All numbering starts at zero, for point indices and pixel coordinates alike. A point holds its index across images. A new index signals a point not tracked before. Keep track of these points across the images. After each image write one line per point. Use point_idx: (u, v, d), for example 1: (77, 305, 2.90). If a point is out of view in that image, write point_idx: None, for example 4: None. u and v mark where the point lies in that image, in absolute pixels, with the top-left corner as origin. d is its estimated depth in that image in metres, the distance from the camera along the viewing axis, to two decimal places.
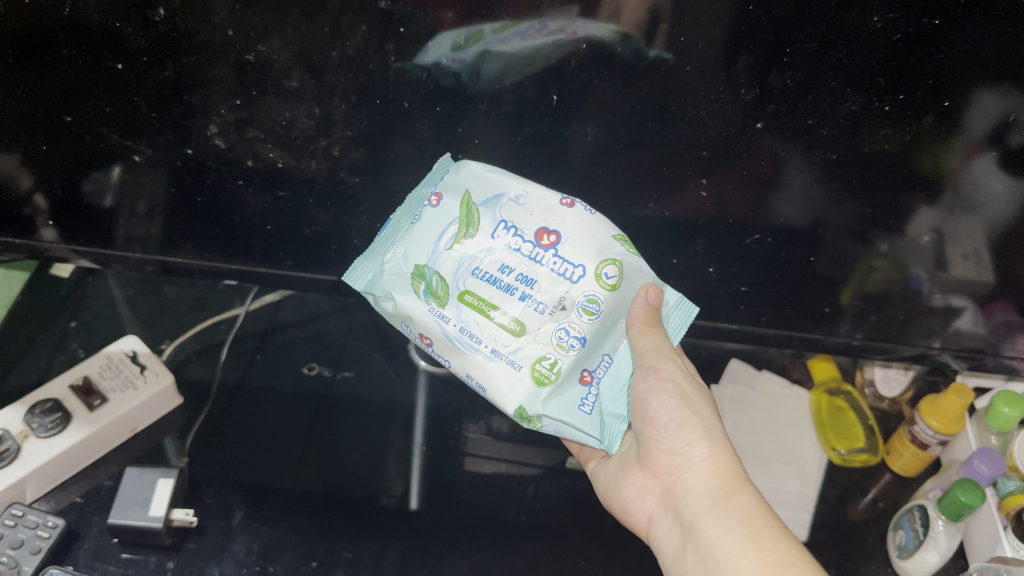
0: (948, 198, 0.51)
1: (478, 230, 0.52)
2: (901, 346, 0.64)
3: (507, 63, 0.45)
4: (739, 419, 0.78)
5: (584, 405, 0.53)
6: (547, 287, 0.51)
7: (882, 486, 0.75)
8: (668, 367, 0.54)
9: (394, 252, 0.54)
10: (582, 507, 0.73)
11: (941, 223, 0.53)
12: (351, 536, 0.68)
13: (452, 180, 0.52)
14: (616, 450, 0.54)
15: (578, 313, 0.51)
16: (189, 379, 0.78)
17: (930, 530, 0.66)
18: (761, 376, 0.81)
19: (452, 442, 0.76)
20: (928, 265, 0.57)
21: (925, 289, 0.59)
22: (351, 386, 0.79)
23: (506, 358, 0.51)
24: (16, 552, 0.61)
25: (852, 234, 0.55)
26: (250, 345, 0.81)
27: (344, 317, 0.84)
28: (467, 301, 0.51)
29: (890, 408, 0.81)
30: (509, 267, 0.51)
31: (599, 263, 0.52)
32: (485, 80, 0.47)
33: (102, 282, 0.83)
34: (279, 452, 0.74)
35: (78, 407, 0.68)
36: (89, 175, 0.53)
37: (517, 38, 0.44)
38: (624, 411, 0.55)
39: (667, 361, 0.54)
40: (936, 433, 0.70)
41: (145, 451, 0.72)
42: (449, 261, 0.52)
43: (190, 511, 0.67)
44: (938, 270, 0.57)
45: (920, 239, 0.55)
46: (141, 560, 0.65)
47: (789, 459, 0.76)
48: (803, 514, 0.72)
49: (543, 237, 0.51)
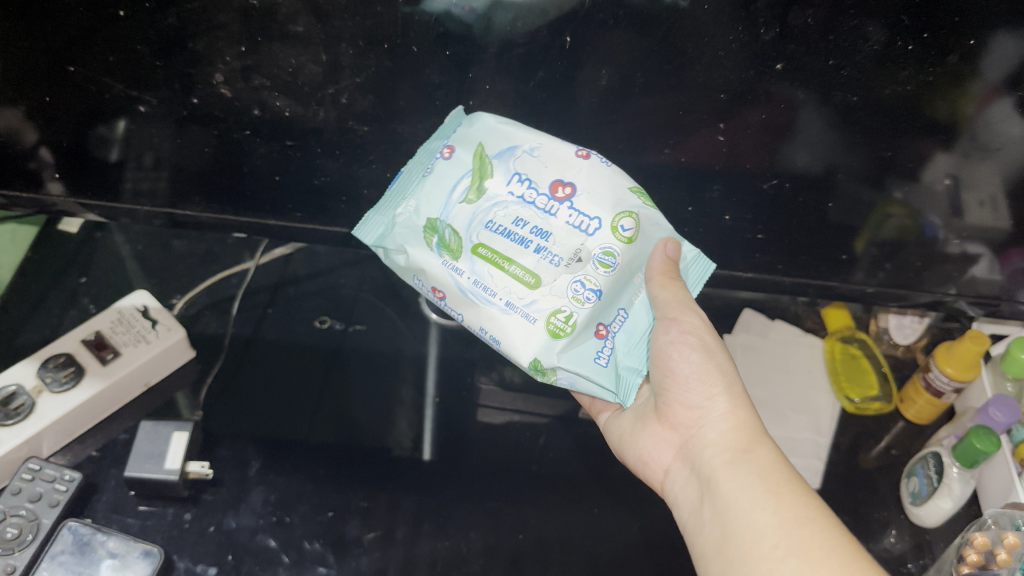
0: (965, 144, 0.50)
1: (491, 181, 0.52)
2: (919, 293, 0.63)
3: (518, 13, 0.45)
4: (752, 367, 0.77)
5: (598, 357, 0.53)
6: (562, 240, 0.52)
7: (895, 433, 0.75)
8: (691, 319, 0.55)
9: (406, 206, 0.54)
10: (596, 457, 0.73)
11: (957, 169, 0.52)
12: (365, 486, 0.69)
13: (464, 133, 0.52)
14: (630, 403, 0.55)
15: (594, 266, 0.52)
16: (200, 333, 0.77)
17: (945, 477, 0.66)
18: (774, 325, 0.81)
19: (464, 394, 0.76)
20: (943, 211, 0.56)
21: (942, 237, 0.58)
22: (362, 340, 0.79)
23: (521, 311, 0.52)
24: (35, 505, 0.62)
25: (868, 180, 0.54)
26: (260, 300, 0.80)
27: (354, 271, 0.84)
28: (481, 255, 0.52)
29: (905, 355, 0.80)
30: (523, 220, 0.52)
31: (614, 215, 0.52)
32: (496, 30, 0.46)
33: (109, 238, 0.82)
34: (292, 404, 0.74)
35: (91, 362, 0.68)
36: (94, 127, 0.52)
37: None
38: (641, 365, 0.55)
39: (689, 314, 0.55)
40: (951, 379, 0.70)
41: (160, 405, 0.72)
42: (462, 215, 0.52)
43: (206, 464, 0.67)
44: (955, 217, 0.56)
45: (937, 185, 0.54)
46: (159, 512, 0.66)
47: (803, 406, 0.76)
48: (816, 462, 0.72)
49: (558, 190, 0.52)
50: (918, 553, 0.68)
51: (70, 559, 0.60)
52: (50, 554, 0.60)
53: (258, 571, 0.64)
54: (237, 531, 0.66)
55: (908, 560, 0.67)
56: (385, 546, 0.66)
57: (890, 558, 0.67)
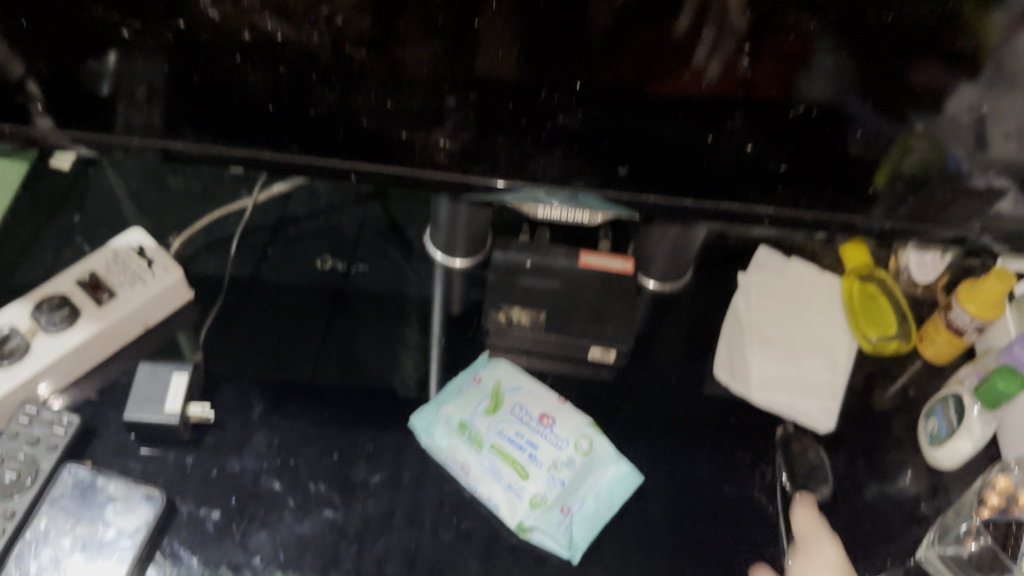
0: (989, 73, 0.47)
1: (501, 407, 0.66)
2: (939, 230, 0.55)
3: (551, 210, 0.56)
4: (767, 307, 0.75)
5: (559, 525, 0.62)
6: (546, 452, 0.64)
7: (913, 373, 0.74)
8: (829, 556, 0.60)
9: (446, 409, 0.66)
10: (604, 399, 0.71)
11: (981, 101, 0.49)
12: (370, 428, 0.68)
13: (485, 370, 0.69)
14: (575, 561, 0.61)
15: (563, 467, 0.64)
16: (199, 273, 0.75)
17: (965, 420, 0.65)
18: (791, 264, 0.79)
19: (471, 334, 0.74)
20: (968, 144, 0.51)
21: (968, 169, 0.52)
22: (365, 280, 0.77)
23: (509, 486, 0.63)
24: (33, 449, 0.61)
25: (887, 111, 0.50)
26: (261, 239, 0.78)
27: (357, 210, 0.81)
28: (495, 452, 0.64)
29: (923, 295, 0.78)
30: (520, 434, 0.65)
31: (576, 438, 0.65)
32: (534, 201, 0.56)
33: (103, 176, 0.80)
34: (296, 345, 0.72)
35: (86, 302, 0.66)
36: (85, 63, 0.50)
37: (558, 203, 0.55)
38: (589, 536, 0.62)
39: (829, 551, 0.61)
40: (974, 319, 0.68)
41: (159, 347, 0.71)
42: (484, 423, 0.65)
43: (208, 407, 0.66)
44: (979, 149, 0.51)
45: (960, 118, 0.50)
46: (161, 455, 0.64)
47: (819, 347, 0.74)
48: (831, 403, 0.71)
49: (543, 419, 0.66)
50: (933, 495, 0.67)
51: (70, 504, 0.59)
52: (49, 499, 0.59)
53: (263, 515, 0.62)
54: (240, 474, 0.64)
55: (923, 502, 0.67)
56: (391, 489, 0.65)
57: (905, 500, 0.67)
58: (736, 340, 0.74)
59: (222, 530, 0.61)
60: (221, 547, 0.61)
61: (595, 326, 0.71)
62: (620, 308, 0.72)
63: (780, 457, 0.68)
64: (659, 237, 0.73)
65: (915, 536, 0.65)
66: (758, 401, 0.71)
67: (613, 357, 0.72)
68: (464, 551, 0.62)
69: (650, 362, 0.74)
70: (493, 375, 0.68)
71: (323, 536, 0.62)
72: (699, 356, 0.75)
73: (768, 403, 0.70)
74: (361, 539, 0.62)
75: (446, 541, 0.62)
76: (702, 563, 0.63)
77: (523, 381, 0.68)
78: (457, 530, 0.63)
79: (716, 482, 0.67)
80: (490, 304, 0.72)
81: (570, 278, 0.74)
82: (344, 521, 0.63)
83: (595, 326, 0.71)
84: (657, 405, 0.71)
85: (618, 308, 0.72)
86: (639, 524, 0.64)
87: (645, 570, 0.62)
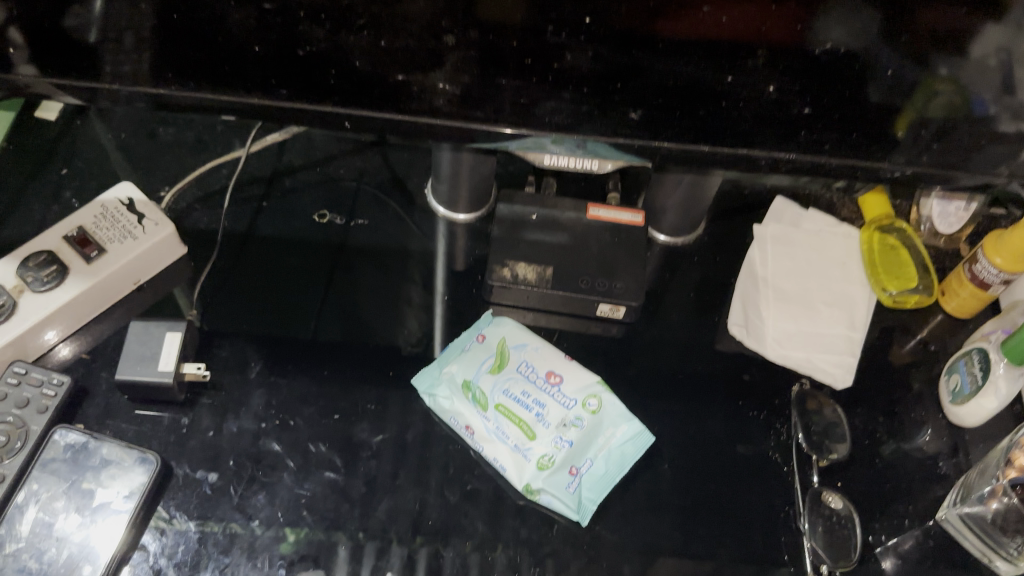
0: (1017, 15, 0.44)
1: (507, 365, 0.64)
2: (963, 176, 0.52)
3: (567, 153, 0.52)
4: (784, 259, 0.72)
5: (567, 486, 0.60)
6: (554, 411, 0.62)
7: (933, 328, 0.72)
8: None
9: (449, 368, 0.64)
10: (614, 356, 0.69)
11: (1010, 41, 0.45)
12: (372, 387, 0.65)
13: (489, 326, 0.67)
14: (586, 523, 0.60)
15: (572, 426, 0.61)
16: (192, 228, 0.72)
17: (990, 375, 0.62)
18: (808, 215, 0.75)
19: (474, 292, 0.71)
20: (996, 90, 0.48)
21: (996, 113, 0.49)
22: (366, 234, 0.74)
23: (517, 447, 0.61)
24: (22, 411, 0.59)
25: (915, 54, 0.46)
26: (256, 191, 0.75)
27: (356, 161, 0.78)
28: (500, 411, 0.62)
29: (946, 246, 0.75)
30: (527, 393, 0.62)
31: (585, 396, 0.63)
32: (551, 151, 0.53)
33: (91, 126, 0.77)
34: (295, 302, 0.70)
35: (74, 259, 0.63)
36: (69, 11, 0.47)
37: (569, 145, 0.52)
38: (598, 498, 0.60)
39: None
40: (1000, 271, 0.65)
41: (152, 303, 0.68)
42: (489, 381, 0.63)
43: (202, 365, 0.64)
44: (1007, 92, 0.48)
45: (988, 62, 0.46)
46: (156, 417, 0.63)
47: (837, 301, 0.71)
48: (850, 358, 0.68)
49: (550, 377, 0.64)
50: (954, 453, 0.66)
51: (62, 467, 0.57)
52: (41, 462, 0.57)
53: (262, 477, 0.61)
54: (238, 435, 0.62)
55: (942, 460, 0.65)
56: (395, 449, 0.63)
57: (924, 459, 0.65)
58: (750, 295, 0.71)
59: (220, 492, 0.60)
60: (219, 510, 0.59)
61: (604, 281, 0.68)
62: (630, 262, 0.69)
63: (796, 415, 0.66)
64: (672, 187, 0.70)
65: (935, 496, 0.64)
66: (772, 356, 0.68)
67: (622, 313, 0.69)
68: (470, 513, 0.60)
69: (661, 317, 0.72)
70: (498, 332, 0.66)
71: (325, 498, 0.60)
72: (712, 311, 0.72)
73: (784, 358, 0.68)
74: (364, 501, 0.60)
75: (452, 502, 0.61)
76: (716, 525, 0.61)
77: (529, 337, 0.66)
78: (463, 491, 0.61)
79: (729, 442, 0.65)
80: (494, 260, 0.68)
81: (579, 231, 0.71)
82: (347, 482, 0.61)
83: (604, 281, 0.68)
84: (669, 362, 0.69)
85: (629, 261, 0.69)
86: (649, 485, 0.63)
87: (657, 531, 0.61)
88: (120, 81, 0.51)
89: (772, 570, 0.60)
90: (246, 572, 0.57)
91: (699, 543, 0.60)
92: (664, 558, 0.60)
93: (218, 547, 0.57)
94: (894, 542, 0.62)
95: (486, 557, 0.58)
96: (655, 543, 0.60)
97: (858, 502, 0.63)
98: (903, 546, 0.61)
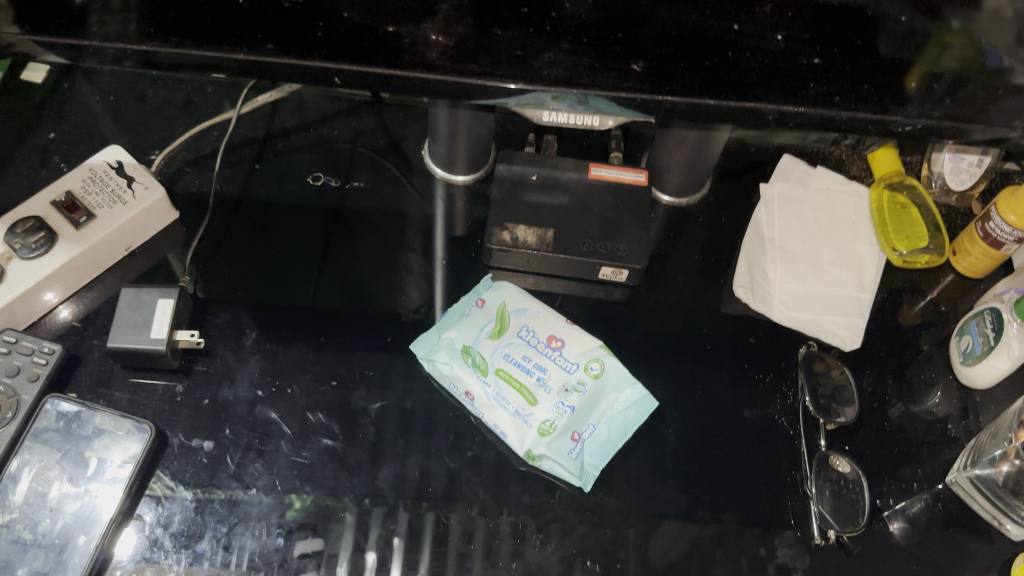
0: None
1: (507, 330, 0.63)
2: (977, 131, 0.46)
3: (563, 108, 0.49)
4: (791, 220, 0.70)
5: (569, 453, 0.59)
6: (556, 376, 0.61)
7: (944, 288, 0.70)
8: None
9: (448, 334, 0.63)
10: (616, 320, 0.67)
11: None
12: (369, 353, 0.64)
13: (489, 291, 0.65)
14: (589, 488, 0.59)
15: (573, 391, 0.60)
16: (184, 192, 0.71)
17: (1003, 336, 0.61)
18: (816, 173, 0.73)
19: (473, 256, 0.69)
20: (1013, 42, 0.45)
21: (1012, 65, 0.45)
22: (362, 197, 0.72)
23: (518, 413, 0.59)
24: (13, 381, 0.58)
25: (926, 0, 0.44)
26: (248, 154, 0.74)
27: (350, 122, 0.76)
28: (500, 376, 0.60)
29: (958, 203, 0.73)
30: (528, 358, 0.61)
31: (588, 361, 0.61)
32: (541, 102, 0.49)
33: (79, 89, 0.75)
34: (291, 267, 0.68)
35: (63, 225, 0.62)
36: None
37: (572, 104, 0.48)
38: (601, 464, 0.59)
39: None
40: (1014, 229, 0.63)
41: (145, 270, 0.67)
42: (489, 346, 0.62)
43: (195, 333, 0.62)
44: None
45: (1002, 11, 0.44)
46: (149, 385, 0.61)
47: (846, 262, 0.69)
48: (858, 320, 0.67)
49: (551, 341, 0.62)
50: (963, 416, 0.65)
51: (55, 437, 0.56)
52: (33, 431, 0.56)
53: (259, 445, 0.60)
54: (234, 402, 0.61)
55: (952, 423, 0.64)
56: (393, 416, 0.61)
57: (934, 421, 0.64)
58: (756, 256, 0.69)
59: (216, 461, 0.59)
60: (215, 479, 0.58)
61: (606, 243, 0.67)
62: (633, 222, 0.68)
63: (803, 377, 0.65)
64: (676, 144, 0.68)
65: (944, 459, 0.63)
66: (779, 318, 0.66)
67: (625, 277, 0.67)
68: (470, 480, 0.59)
69: (665, 279, 0.70)
70: (498, 297, 0.64)
71: (323, 465, 0.59)
72: (716, 273, 0.71)
73: (791, 321, 0.66)
74: (362, 469, 0.59)
75: (452, 469, 0.60)
76: (721, 489, 0.60)
77: (530, 301, 0.64)
78: (464, 458, 0.60)
79: (735, 406, 0.64)
80: (493, 223, 0.67)
81: (580, 192, 0.69)
82: (345, 449, 0.60)
83: (606, 243, 0.67)
84: (672, 325, 0.68)
85: (631, 222, 0.68)
86: (653, 450, 0.62)
87: (661, 497, 0.60)
88: (100, 38, 0.45)
89: (778, 535, 0.59)
90: (244, 540, 0.56)
91: (703, 508, 0.60)
92: (668, 523, 0.59)
93: (215, 515, 0.57)
94: (901, 506, 0.61)
95: (487, 524, 0.58)
96: (659, 508, 0.59)
97: (866, 466, 0.62)
98: (911, 509, 0.61)
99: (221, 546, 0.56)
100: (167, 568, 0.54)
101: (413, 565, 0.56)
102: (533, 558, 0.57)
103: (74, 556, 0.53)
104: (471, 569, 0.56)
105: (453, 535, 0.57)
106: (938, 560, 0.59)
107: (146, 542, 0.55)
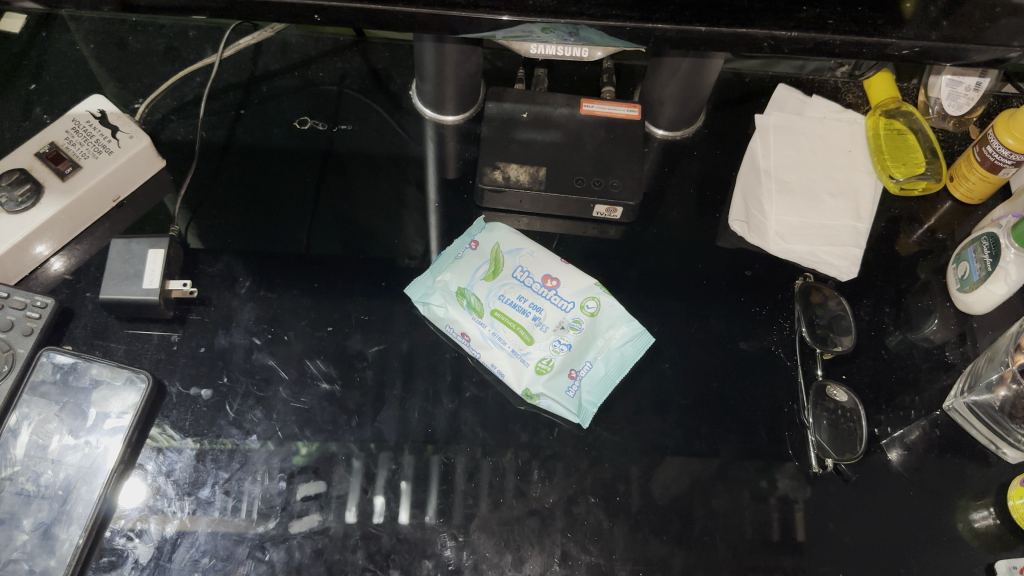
0: None
1: (502, 271, 0.62)
2: (976, 52, 0.44)
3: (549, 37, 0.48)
4: (786, 149, 0.70)
5: (567, 390, 0.59)
6: (552, 313, 0.60)
7: (941, 214, 0.70)
8: None
9: (443, 277, 0.62)
10: (612, 258, 0.67)
11: None
12: (363, 297, 0.64)
13: (482, 234, 0.64)
14: (587, 424, 0.59)
15: (569, 329, 0.60)
16: (170, 140, 0.70)
17: (1000, 261, 0.61)
18: (812, 102, 0.73)
19: (466, 197, 0.69)
20: None
21: None
22: (352, 140, 0.71)
23: (515, 353, 0.59)
24: (8, 335, 0.58)
25: None
26: (234, 99, 0.72)
27: (336, 63, 0.75)
28: (497, 317, 0.60)
29: (955, 128, 0.73)
30: (525, 297, 0.61)
31: (583, 298, 0.61)
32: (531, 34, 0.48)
33: (59, 37, 0.74)
34: (282, 215, 0.67)
35: (49, 177, 0.61)
36: None
37: (557, 35, 0.47)
38: (599, 402, 0.59)
39: None
40: (1012, 152, 0.63)
41: (135, 220, 0.66)
42: (484, 287, 0.61)
43: (188, 283, 0.62)
44: None
45: None
46: (145, 335, 0.61)
47: (841, 191, 0.68)
48: (854, 249, 0.66)
49: (546, 281, 0.62)
50: (960, 342, 0.65)
51: (52, 390, 0.56)
52: (30, 385, 0.56)
53: (257, 391, 0.60)
54: (229, 350, 0.61)
55: (949, 349, 0.64)
56: (392, 359, 0.61)
57: (931, 348, 0.64)
58: (751, 188, 0.69)
59: (215, 408, 0.59)
60: (215, 427, 0.58)
61: (600, 179, 0.66)
62: (626, 157, 0.67)
63: (799, 309, 0.65)
64: (670, 74, 0.66)
65: (942, 385, 0.63)
66: (775, 250, 0.66)
67: (619, 214, 0.67)
68: (470, 420, 0.60)
69: (661, 214, 0.69)
70: (491, 238, 0.64)
71: (322, 409, 0.59)
72: (712, 208, 0.70)
73: (786, 253, 0.66)
74: (362, 412, 0.59)
75: (452, 410, 0.60)
76: (719, 422, 0.61)
77: (524, 242, 0.64)
78: (463, 399, 0.60)
79: (732, 338, 0.64)
80: (485, 162, 0.66)
81: (572, 128, 0.68)
82: (344, 393, 0.60)
83: (600, 179, 0.66)
84: (668, 259, 0.67)
85: (624, 157, 0.67)
86: (650, 385, 0.62)
87: (660, 431, 0.60)
88: None
89: (776, 464, 0.59)
90: (247, 485, 0.56)
91: (701, 440, 0.60)
92: (667, 456, 0.59)
93: (216, 462, 0.57)
94: (900, 434, 0.61)
95: (488, 461, 0.58)
96: (658, 443, 0.60)
97: (863, 394, 0.62)
98: (909, 437, 0.61)
99: (223, 492, 0.56)
100: (171, 515, 0.55)
101: (418, 505, 0.56)
102: (534, 495, 0.57)
103: (78, 506, 0.53)
104: (474, 507, 0.56)
105: (455, 474, 0.57)
106: (937, 485, 0.59)
107: (149, 491, 0.56)
